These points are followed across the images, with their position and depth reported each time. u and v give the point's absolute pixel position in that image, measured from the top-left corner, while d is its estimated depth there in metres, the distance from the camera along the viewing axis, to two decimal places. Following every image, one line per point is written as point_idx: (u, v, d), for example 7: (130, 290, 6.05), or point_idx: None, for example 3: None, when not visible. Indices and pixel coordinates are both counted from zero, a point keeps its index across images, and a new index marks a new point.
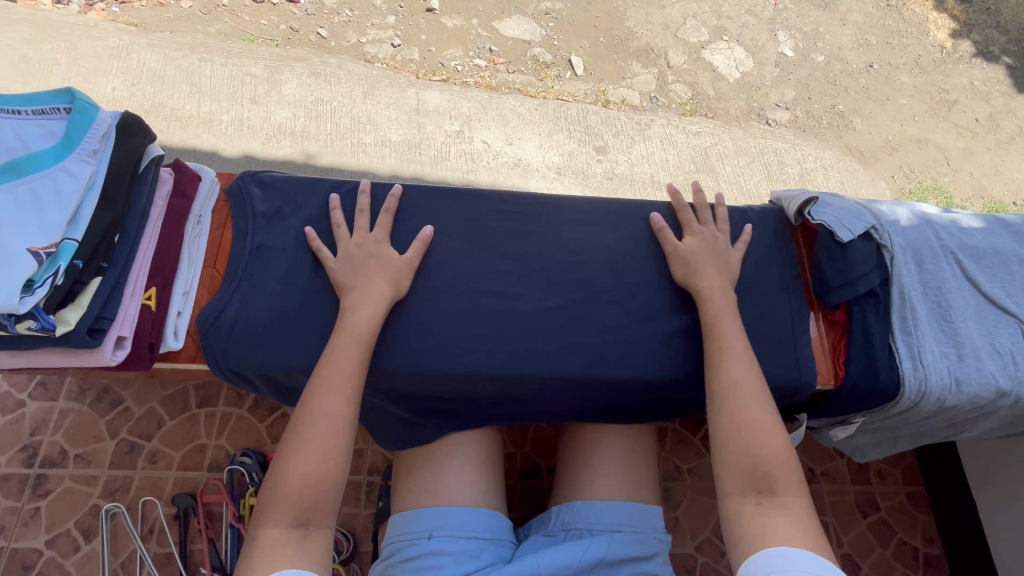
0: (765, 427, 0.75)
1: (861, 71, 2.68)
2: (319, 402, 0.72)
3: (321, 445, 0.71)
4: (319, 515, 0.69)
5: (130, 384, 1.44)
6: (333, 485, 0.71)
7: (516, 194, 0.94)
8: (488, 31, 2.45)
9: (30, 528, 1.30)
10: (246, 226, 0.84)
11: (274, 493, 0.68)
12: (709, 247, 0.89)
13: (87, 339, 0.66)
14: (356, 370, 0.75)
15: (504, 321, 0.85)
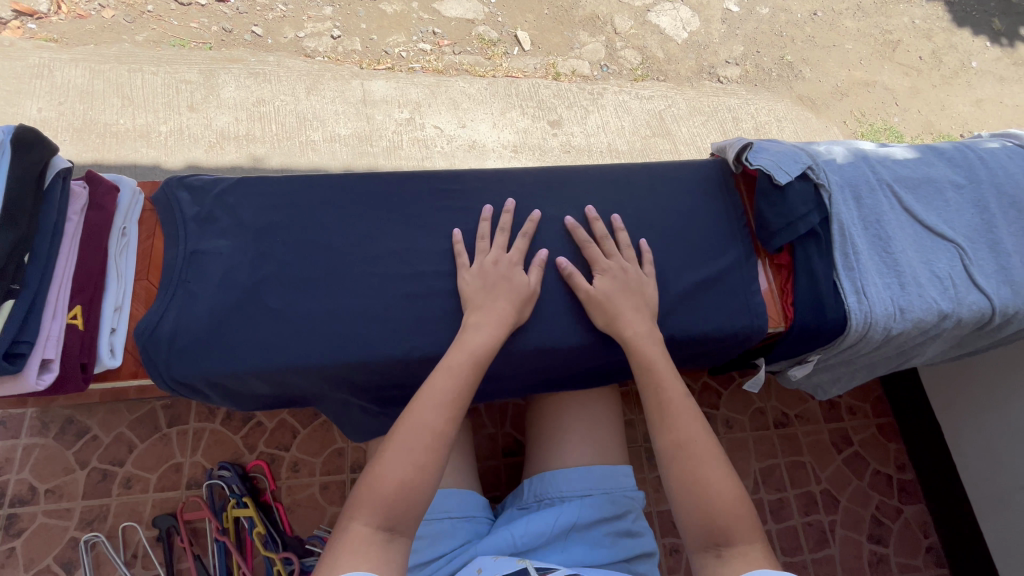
0: (708, 485, 0.69)
1: (806, 20, 2.69)
2: (424, 412, 0.70)
3: (419, 453, 0.68)
4: (403, 523, 0.65)
5: (94, 411, 1.40)
6: (423, 497, 0.67)
7: (458, 173, 0.92)
8: (430, 13, 2.39)
9: (7, 568, 1.27)
10: (177, 232, 0.81)
11: (365, 488, 0.66)
12: (624, 286, 0.84)
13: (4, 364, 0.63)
14: (460, 390, 0.73)
15: (454, 302, 0.84)
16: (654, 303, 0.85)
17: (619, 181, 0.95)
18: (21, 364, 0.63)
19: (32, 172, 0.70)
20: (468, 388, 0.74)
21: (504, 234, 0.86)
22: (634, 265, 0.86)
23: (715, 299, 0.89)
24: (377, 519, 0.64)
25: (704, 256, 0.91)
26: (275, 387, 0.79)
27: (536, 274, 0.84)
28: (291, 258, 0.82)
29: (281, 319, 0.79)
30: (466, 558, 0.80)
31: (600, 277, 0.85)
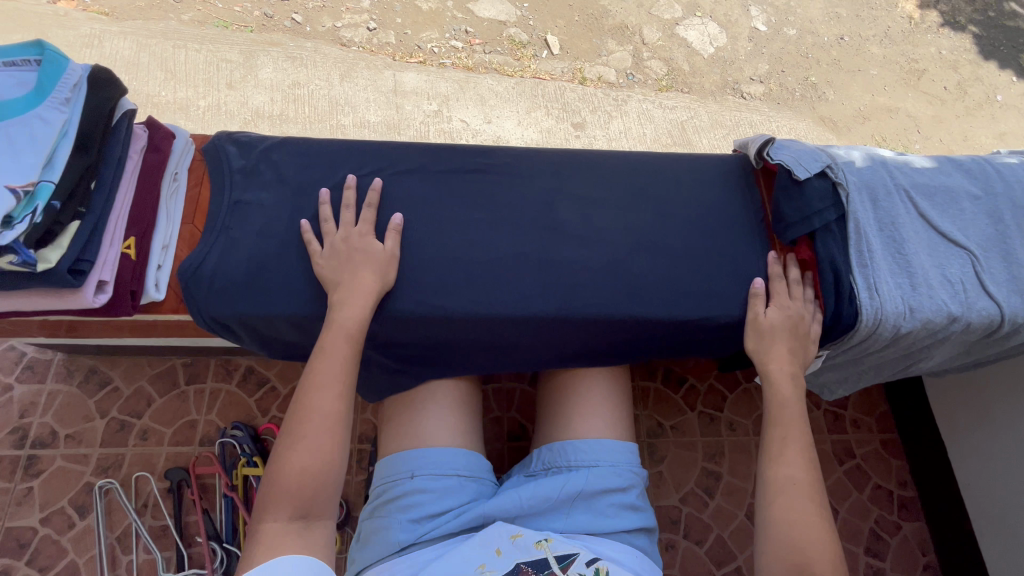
0: (807, 523, 0.77)
1: (832, 43, 2.73)
2: (314, 400, 0.75)
3: (321, 442, 0.73)
4: (319, 508, 0.72)
5: (117, 364, 1.46)
6: (332, 478, 0.74)
7: (486, 148, 0.96)
8: (464, 13, 2.46)
9: (24, 507, 1.32)
10: (224, 182, 0.86)
11: (274, 486, 0.72)
12: (793, 326, 0.88)
13: (72, 279, 0.68)
14: (345, 368, 0.77)
15: (475, 268, 0.87)
16: (812, 354, 0.89)
17: (642, 165, 0.98)
18: (83, 281, 0.68)
19: (106, 108, 0.75)
20: (352, 364, 0.78)
21: (351, 209, 0.85)
22: (809, 311, 0.90)
23: (730, 284, 0.91)
24: (292, 510, 0.71)
25: (719, 243, 0.94)
26: (302, 333, 0.83)
27: (391, 241, 0.84)
28: (326, 213, 0.86)
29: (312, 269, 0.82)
30: (474, 514, 0.83)
31: (774, 305, 0.89)
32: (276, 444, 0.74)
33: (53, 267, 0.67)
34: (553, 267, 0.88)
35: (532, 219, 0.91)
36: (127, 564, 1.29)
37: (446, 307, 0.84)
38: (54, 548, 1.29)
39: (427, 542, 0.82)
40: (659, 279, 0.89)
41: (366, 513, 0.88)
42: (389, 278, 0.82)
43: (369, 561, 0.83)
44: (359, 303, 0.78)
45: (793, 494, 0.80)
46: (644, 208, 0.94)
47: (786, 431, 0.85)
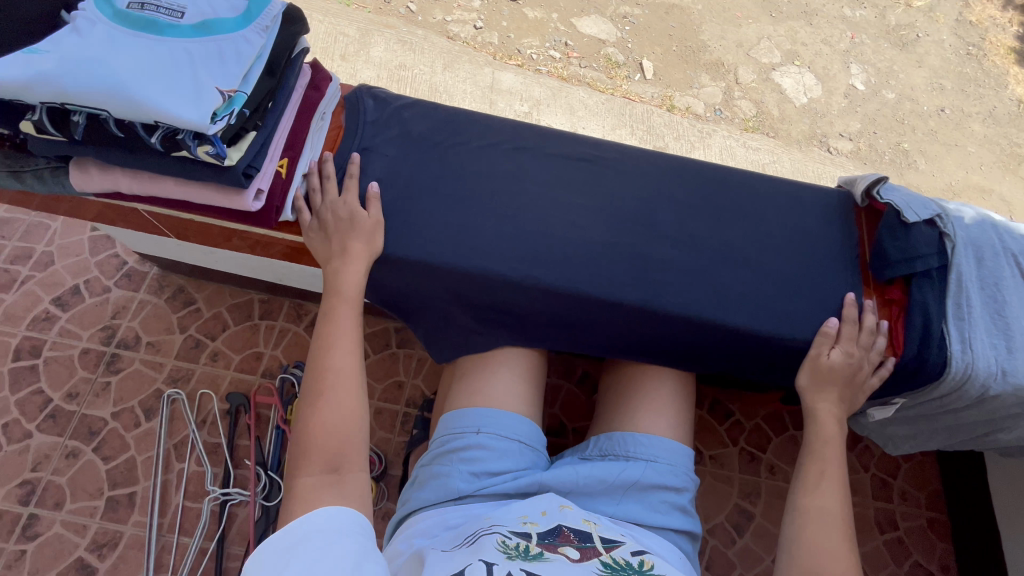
0: (834, 553, 0.77)
1: (932, 113, 2.52)
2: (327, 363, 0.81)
3: (339, 402, 0.79)
4: (347, 461, 0.75)
5: (202, 287, 1.57)
6: (355, 433, 0.78)
7: (597, 141, 0.99)
8: (566, 26, 2.50)
9: (100, 399, 1.43)
10: (356, 129, 0.93)
11: (304, 445, 0.76)
12: (848, 375, 0.88)
13: (244, 180, 0.69)
14: (352, 330, 0.84)
15: (571, 249, 0.89)
16: (858, 401, 0.91)
17: (749, 183, 0.99)
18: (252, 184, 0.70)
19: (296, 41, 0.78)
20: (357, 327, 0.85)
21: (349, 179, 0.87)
22: (873, 363, 0.89)
23: (819, 311, 0.90)
24: (323, 464, 0.74)
25: (815, 271, 0.93)
26: (401, 274, 0.89)
27: (374, 208, 0.85)
28: (442, 172, 0.92)
29: (423, 218, 0.88)
30: (530, 479, 0.86)
31: (840, 348, 0.87)
32: (300, 409, 0.79)
33: (232, 166, 0.68)
34: (647, 261, 0.89)
35: (634, 213, 0.93)
36: (178, 470, 1.37)
37: (540, 278, 0.86)
38: (119, 442, 1.39)
39: (483, 496, 0.85)
40: (749, 292, 0.89)
41: (424, 460, 0.92)
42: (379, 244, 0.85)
43: (426, 503, 0.87)
44: (353, 266, 0.84)
45: (826, 522, 0.81)
46: (744, 223, 0.95)
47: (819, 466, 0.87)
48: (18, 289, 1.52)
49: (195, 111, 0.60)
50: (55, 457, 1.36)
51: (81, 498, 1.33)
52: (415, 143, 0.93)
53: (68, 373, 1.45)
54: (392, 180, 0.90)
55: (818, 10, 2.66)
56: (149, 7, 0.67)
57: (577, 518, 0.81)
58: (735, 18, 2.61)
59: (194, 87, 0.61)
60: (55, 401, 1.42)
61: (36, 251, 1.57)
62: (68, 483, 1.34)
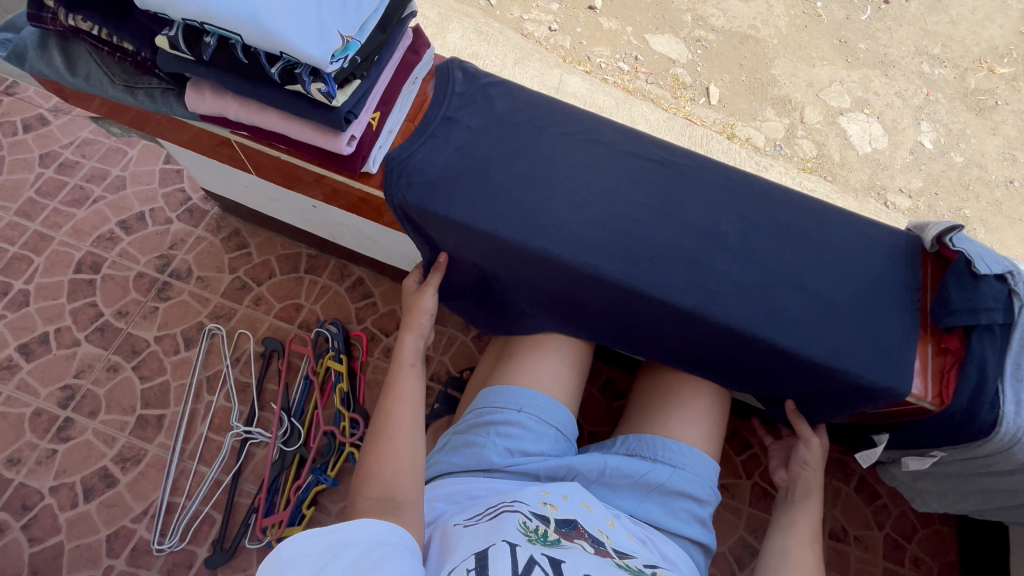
0: None
1: (1000, 183, 2.37)
2: (392, 406, 0.82)
3: (403, 440, 0.78)
4: (404, 494, 0.72)
5: (257, 234, 1.62)
6: (413, 471, 0.75)
7: (670, 146, 1.01)
8: (639, 40, 2.50)
9: (146, 321, 1.49)
10: (442, 100, 0.96)
11: (364, 476, 0.74)
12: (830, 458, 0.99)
13: (343, 123, 0.73)
14: (414, 382, 0.86)
15: (635, 246, 0.90)
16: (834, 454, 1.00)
17: (818, 210, 0.98)
18: (349, 128, 0.74)
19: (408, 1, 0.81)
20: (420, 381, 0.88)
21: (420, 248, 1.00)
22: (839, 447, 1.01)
23: (875, 347, 0.88)
24: (380, 495, 0.72)
25: (876, 308, 0.91)
26: (466, 242, 0.91)
27: (433, 278, 0.99)
28: (520, 151, 0.94)
29: (495, 192, 0.90)
30: (560, 463, 0.87)
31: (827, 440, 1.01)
32: (363, 451, 0.78)
33: (337, 107, 0.72)
34: (706, 270, 0.90)
35: (698, 220, 0.94)
36: (207, 402, 1.42)
37: (600, 267, 0.87)
38: (157, 364, 1.45)
39: (511, 473, 0.86)
40: (803, 316, 0.89)
41: (458, 429, 0.94)
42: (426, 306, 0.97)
43: (454, 468, 0.88)
44: (412, 335, 0.93)
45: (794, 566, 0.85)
46: (806, 247, 0.94)
47: (806, 525, 0.90)
48: (89, 206, 1.61)
49: (319, 49, 0.63)
50: (97, 368, 1.43)
51: (114, 411, 1.39)
52: (497, 120, 0.96)
53: (121, 292, 1.52)
54: (470, 151, 0.92)
55: (896, 61, 2.56)
56: None
57: (599, 515, 0.80)
58: (810, 58, 2.54)
59: (319, 27, 0.65)
60: (106, 316, 1.49)
61: (110, 174, 1.65)
62: (104, 395, 1.40)
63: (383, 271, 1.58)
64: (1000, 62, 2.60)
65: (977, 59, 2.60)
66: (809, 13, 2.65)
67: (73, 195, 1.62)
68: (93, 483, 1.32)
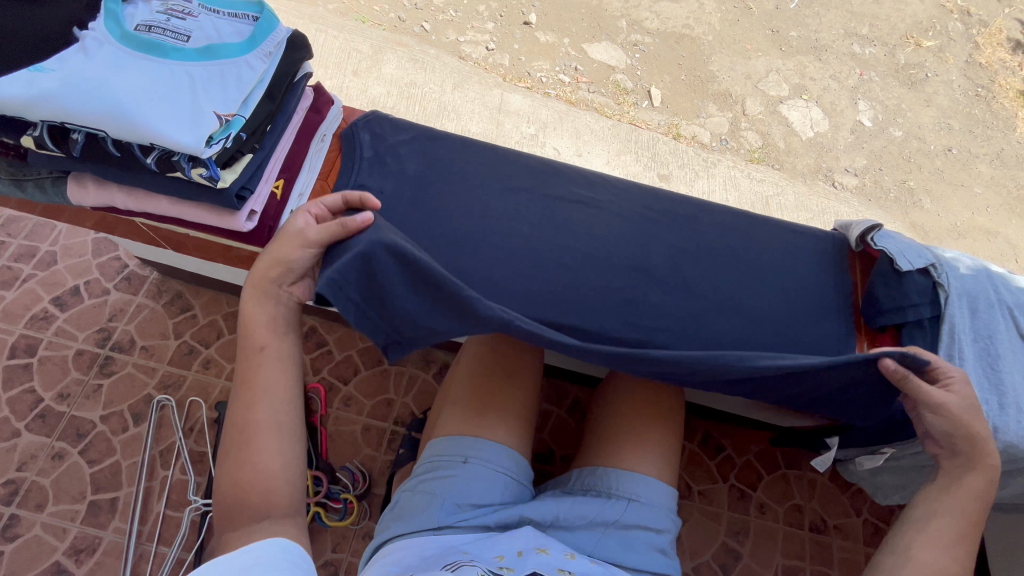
0: None
1: (939, 152, 2.45)
2: (249, 413, 0.74)
3: (271, 445, 0.73)
4: (279, 510, 0.71)
5: (200, 294, 1.58)
6: (285, 484, 0.72)
7: (591, 180, 1.01)
8: (577, 51, 2.51)
9: (90, 401, 1.43)
10: (352, 166, 0.94)
11: (232, 504, 0.71)
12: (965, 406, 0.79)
13: (236, 201, 0.74)
14: (275, 377, 0.77)
15: (566, 292, 0.89)
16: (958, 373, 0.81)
17: (741, 225, 1.00)
18: (242, 206, 0.75)
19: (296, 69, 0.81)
20: (280, 367, 0.78)
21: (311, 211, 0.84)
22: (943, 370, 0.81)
23: (819, 355, 0.87)
24: (254, 518, 0.70)
25: (807, 318, 0.92)
26: None
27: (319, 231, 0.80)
28: (438, 209, 0.93)
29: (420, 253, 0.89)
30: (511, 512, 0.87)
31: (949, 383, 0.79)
32: (226, 463, 0.73)
33: (226, 188, 0.73)
34: (637, 304, 0.89)
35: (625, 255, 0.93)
36: (162, 478, 1.36)
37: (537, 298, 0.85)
38: (105, 445, 1.39)
39: (462, 529, 0.84)
40: (740, 339, 0.88)
41: (409, 487, 0.92)
42: (292, 258, 0.80)
43: (404, 531, 0.86)
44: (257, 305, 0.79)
45: None
46: (734, 264, 0.95)
47: (949, 522, 0.78)
48: (19, 287, 1.54)
49: (192, 134, 0.65)
50: (41, 458, 1.36)
51: (63, 501, 1.32)
52: (413, 178, 0.95)
53: (61, 373, 1.45)
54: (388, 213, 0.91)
55: (827, 45, 2.63)
56: (156, 31, 0.73)
57: (557, 555, 0.79)
58: (745, 51, 2.59)
59: (194, 111, 0.67)
60: (46, 401, 1.42)
61: (39, 251, 1.59)
62: (51, 485, 1.34)
63: (335, 318, 1.53)
64: (925, 35, 2.69)
65: (903, 35, 2.68)
66: (739, 7, 2.70)
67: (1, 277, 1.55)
68: None
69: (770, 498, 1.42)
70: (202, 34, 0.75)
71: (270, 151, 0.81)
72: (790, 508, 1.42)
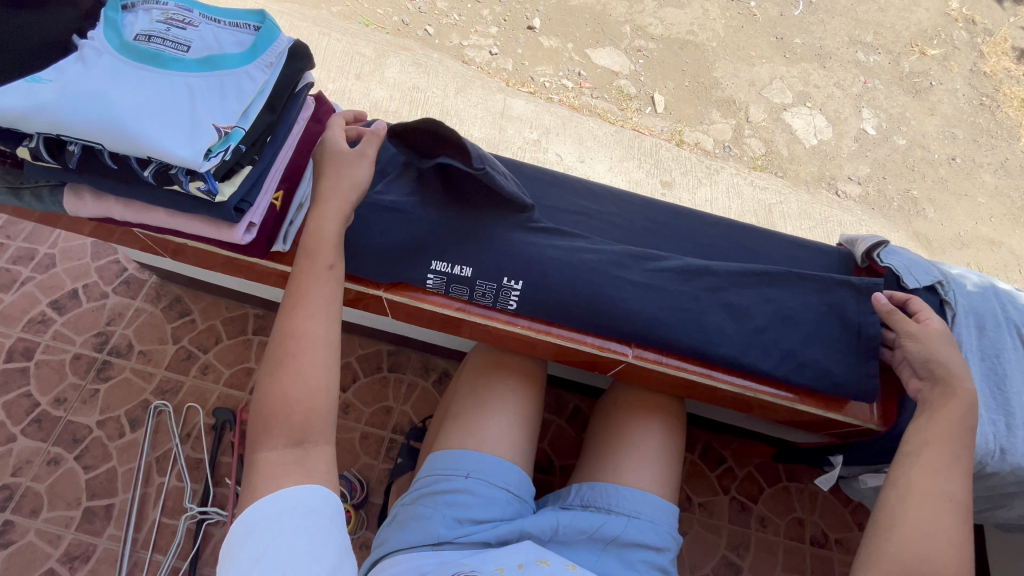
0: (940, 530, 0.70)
1: (943, 161, 2.43)
2: (300, 325, 0.75)
3: (316, 363, 0.73)
4: (316, 431, 0.71)
5: (199, 299, 1.57)
6: (324, 408, 0.72)
7: (594, 191, 1.07)
8: (581, 56, 2.50)
9: (87, 406, 1.42)
10: None
11: (269, 415, 0.70)
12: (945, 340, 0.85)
13: (235, 215, 0.74)
14: (329, 300, 0.78)
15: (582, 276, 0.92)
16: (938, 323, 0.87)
17: (738, 234, 1.03)
18: (241, 219, 0.74)
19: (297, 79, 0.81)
20: (332, 290, 0.79)
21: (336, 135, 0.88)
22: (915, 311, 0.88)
23: (816, 355, 0.91)
24: (288, 437, 0.70)
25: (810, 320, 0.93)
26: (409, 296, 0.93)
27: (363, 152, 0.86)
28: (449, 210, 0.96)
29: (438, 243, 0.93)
30: (511, 528, 0.85)
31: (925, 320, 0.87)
32: (268, 370, 0.73)
33: (224, 201, 0.72)
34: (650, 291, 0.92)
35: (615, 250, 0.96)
36: (158, 485, 1.35)
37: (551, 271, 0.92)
38: (101, 451, 1.38)
39: (461, 544, 0.83)
40: (746, 329, 0.92)
41: (408, 499, 0.91)
42: (336, 181, 0.83)
43: (403, 545, 0.84)
44: (320, 220, 0.80)
45: (942, 509, 0.72)
46: (736, 261, 1.00)
47: (941, 449, 0.76)
48: (17, 290, 1.53)
49: (190, 147, 0.64)
50: (36, 463, 1.35)
51: (58, 507, 1.31)
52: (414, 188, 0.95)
53: (57, 378, 1.44)
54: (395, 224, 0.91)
55: (831, 53, 2.62)
56: (156, 41, 0.72)
57: (558, 567, 0.78)
58: (748, 57, 2.58)
59: (193, 123, 0.66)
60: (42, 406, 1.41)
61: (37, 253, 1.58)
62: (46, 491, 1.33)
63: None
64: (930, 44, 2.68)
65: (908, 43, 2.67)
66: (744, 13, 2.69)
67: None
68: None
69: (771, 511, 1.41)
70: (203, 45, 0.74)
71: (272, 163, 0.81)
72: (791, 522, 1.41)
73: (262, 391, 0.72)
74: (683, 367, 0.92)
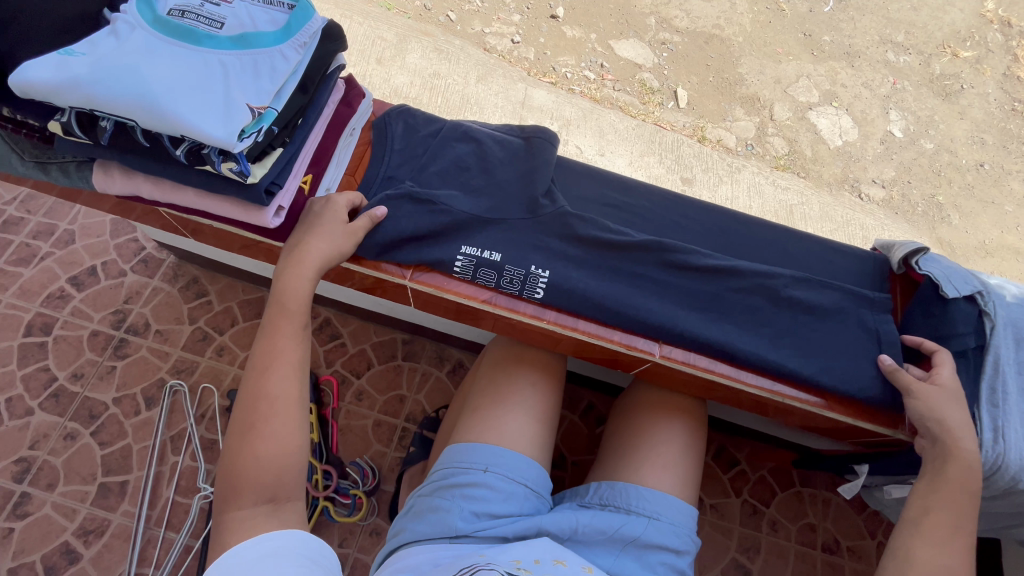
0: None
1: (971, 167, 2.37)
2: (268, 383, 0.75)
3: (287, 421, 0.73)
4: (286, 488, 0.71)
5: (216, 280, 1.56)
6: (295, 464, 0.73)
7: (626, 184, 1.04)
8: (604, 47, 2.46)
9: (104, 382, 1.43)
10: (383, 157, 0.95)
11: (236, 477, 0.70)
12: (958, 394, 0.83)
13: (265, 197, 0.74)
14: (300, 356, 0.79)
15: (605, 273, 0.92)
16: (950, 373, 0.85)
17: (774, 236, 1.01)
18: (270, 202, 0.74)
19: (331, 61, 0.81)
20: (300, 346, 0.79)
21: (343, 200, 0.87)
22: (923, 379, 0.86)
23: (845, 359, 0.89)
24: (258, 496, 0.70)
25: (838, 325, 0.92)
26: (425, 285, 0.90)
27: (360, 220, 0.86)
28: (475, 198, 0.94)
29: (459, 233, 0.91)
30: (529, 525, 0.84)
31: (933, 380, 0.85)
32: (238, 430, 0.73)
33: (256, 183, 0.73)
34: (671, 290, 0.92)
35: (646, 243, 0.93)
36: (172, 464, 1.36)
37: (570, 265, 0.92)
38: (117, 428, 1.38)
39: (479, 539, 0.82)
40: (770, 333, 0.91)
41: (423, 493, 0.90)
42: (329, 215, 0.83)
43: (419, 537, 0.84)
44: (292, 275, 0.81)
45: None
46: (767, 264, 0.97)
47: (944, 515, 0.77)
48: (37, 264, 1.54)
49: (224, 127, 0.63)
50: (53, 437, 1.36)
51: (73, 481, 1.32)
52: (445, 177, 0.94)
53: (75, 354, 1.45)
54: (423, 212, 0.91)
55: (861, 52, 2.56)
56: (190, 16, 0.71)
57: (575, 568, 0.76)
58: (775, 54, 2.52)
59: (228, 102, 0.65)
60: (59, 381, 1.42)
61: (57, 229, 1.58)
62: (62, 465, 1.34)
63: (350, 311, 1.50)
64: (963, 46, 2.60)
65: (940, 44, 2.60)
66: (772, 8, 2.63)
67: (20, 253, 1.55)
68: (54, 561, 1.25)
69: (784, 516, 1.39)
70: (236, 21, 0.73)
71: (301, 146, 0.82)
72: (803, 528, 1.39)
73: (230, 450, 0.72)
74: (711, 369, 0.89)
